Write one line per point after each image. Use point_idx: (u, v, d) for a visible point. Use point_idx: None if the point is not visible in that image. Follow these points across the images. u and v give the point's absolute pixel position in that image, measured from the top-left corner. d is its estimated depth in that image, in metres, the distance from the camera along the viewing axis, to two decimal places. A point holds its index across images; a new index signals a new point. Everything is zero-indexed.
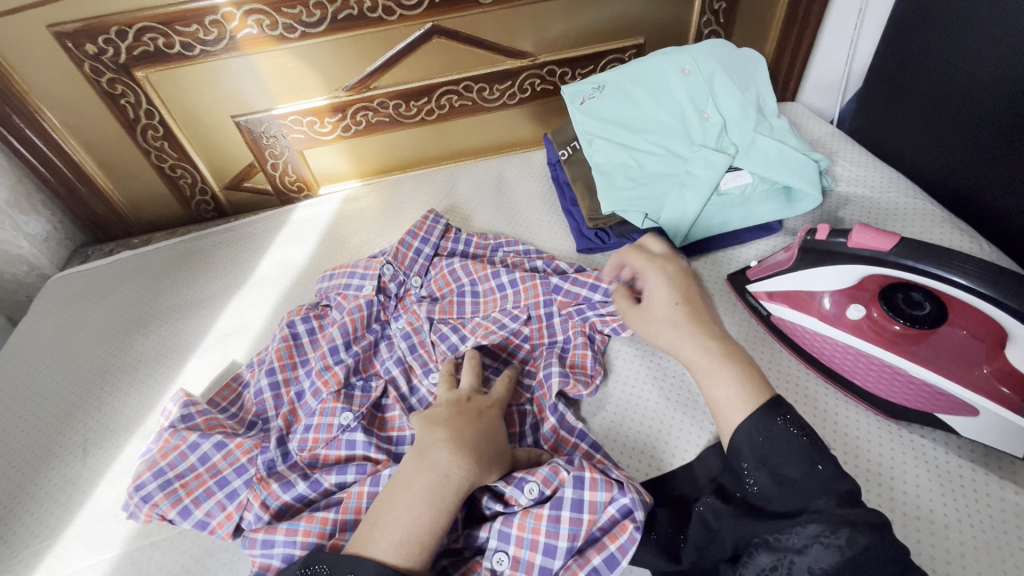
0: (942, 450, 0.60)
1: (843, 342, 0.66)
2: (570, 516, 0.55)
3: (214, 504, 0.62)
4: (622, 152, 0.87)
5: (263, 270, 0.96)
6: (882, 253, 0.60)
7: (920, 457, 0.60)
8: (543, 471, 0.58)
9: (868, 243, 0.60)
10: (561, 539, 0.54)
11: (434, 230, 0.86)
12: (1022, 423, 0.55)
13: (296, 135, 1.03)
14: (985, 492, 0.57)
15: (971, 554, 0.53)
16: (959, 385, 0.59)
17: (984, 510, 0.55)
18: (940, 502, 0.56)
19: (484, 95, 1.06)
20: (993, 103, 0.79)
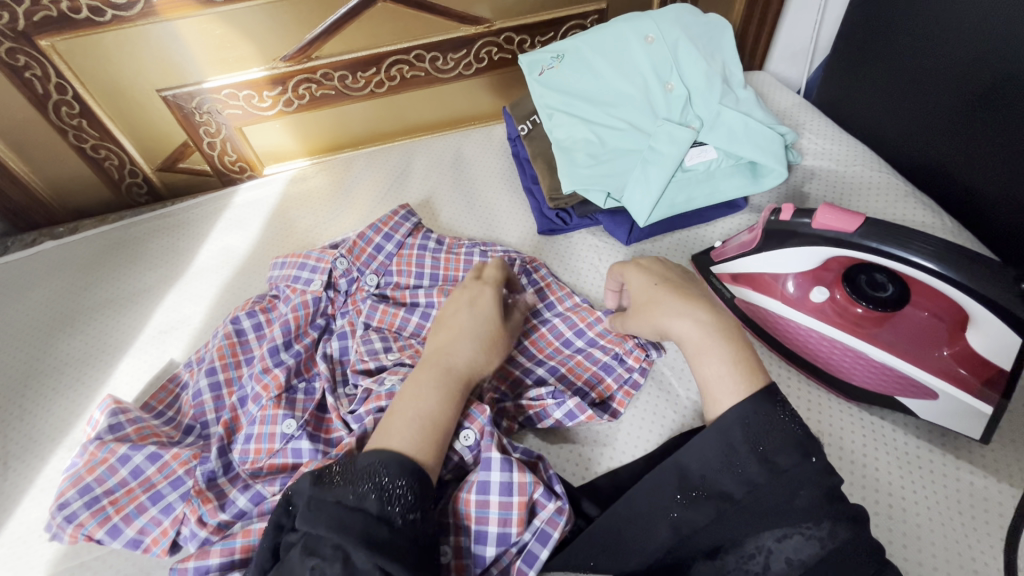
0: (900, 431, 0.60)
1: (804, 325, 0.65)
2: (499, 500, 0.54)
3: (149, 520, 0.58)
4: (582, 126, 0.82)
5: (202, 258, 0.89)
6: (846, 235, 0.57)
7: (879, 440, 0.59)
8: (479, 420, 0.59)
9: (833, 224, 0.58)
10: (491, 524, 0.54)
11: (401, 227, 0.80)
12: (977, 404, 0.54)
13: (233, 110, 0.95)
14: (942, 473, 0.56)
15: (928, 537, 0.53)
16: (920, 368, 0.58)
17: (940, 491, 0.55)
18: (898, 484, 0.56)
19: (438, 65, 0.98)
20: (959, 72, 0.77)
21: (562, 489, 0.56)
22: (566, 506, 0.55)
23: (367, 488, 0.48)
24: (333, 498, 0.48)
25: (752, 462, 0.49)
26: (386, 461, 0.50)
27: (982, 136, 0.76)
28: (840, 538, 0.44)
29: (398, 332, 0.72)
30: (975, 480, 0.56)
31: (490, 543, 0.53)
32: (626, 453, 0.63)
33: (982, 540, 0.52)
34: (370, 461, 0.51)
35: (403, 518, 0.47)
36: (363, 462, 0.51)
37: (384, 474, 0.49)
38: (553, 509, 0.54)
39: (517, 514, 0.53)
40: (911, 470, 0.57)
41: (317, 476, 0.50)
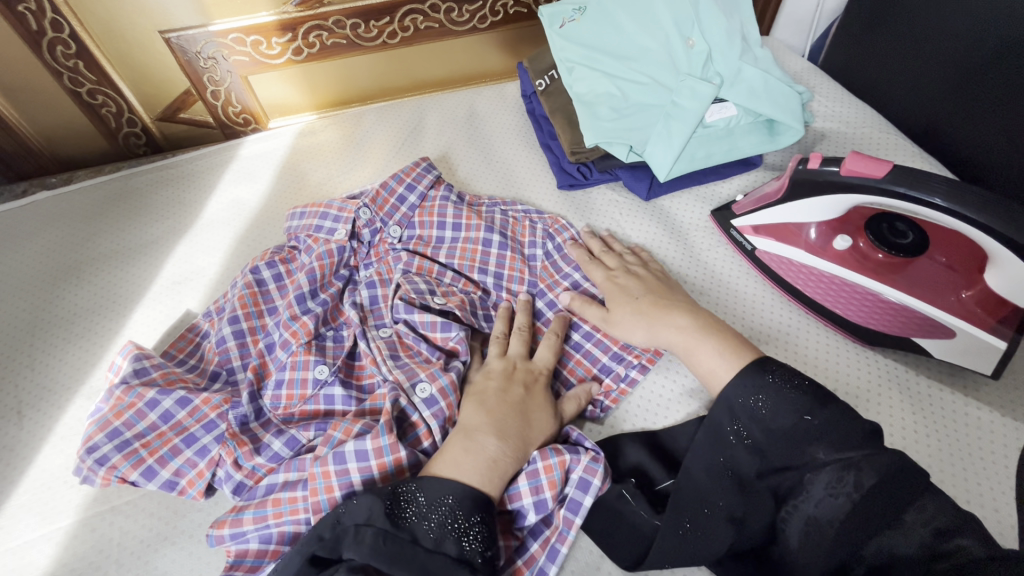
0: (913, 372, 0.63)
1: (826, 272, 0.68)
2: (526, 472, 0.53)
3: (184, 462, 0.57)
4: (604, 80, 0.82)
5: (211, 210, 0.86)
6: (875, 181, 0.59)
7: (893, 381, 0.63)
8: (545, 447, 0.54)
9: (860, 171, 0.60)
10: (524, 498, 0.53)
11: (423, 178, 0.79)
12: (994, 341, 0.58)
13: (239, 57, 0.91)
14: (952, 409, 0.60)
15: (947, 469, 0.56)
16: (940, 309, 0.61)
17: (950, 426, 0.59)
18: (913, 422, 0.59)
19: (452, 17, 0.96)
20: (969, 32, 0.79)
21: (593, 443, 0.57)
22: (601, 467, 0.54)
23: (443, 529, 0.47)
24: (408, 539, 0.46)
25: (754, 428, 0.51)
26: (459, 496, 0.48)
27: (987, 96, 0.79)
28: (866, 487, 0.44)
29: (438, 278, 0.72)
30: (983, 415, 0.59)
31: (528, 512, 0.53)
32: (662, 416, 0.63)
33: (993, 467, 0.56)
34: (442, 494, 0.48)
35: (481, 559, 0.46)
36: (434, 496, 0.48)
37: (455, 511, 0.48)
38: (588, 458, 0.54)
39: (546, 479, 0.53)
40: (925, 408, 0.60)
41: (388, 511, 0.47)
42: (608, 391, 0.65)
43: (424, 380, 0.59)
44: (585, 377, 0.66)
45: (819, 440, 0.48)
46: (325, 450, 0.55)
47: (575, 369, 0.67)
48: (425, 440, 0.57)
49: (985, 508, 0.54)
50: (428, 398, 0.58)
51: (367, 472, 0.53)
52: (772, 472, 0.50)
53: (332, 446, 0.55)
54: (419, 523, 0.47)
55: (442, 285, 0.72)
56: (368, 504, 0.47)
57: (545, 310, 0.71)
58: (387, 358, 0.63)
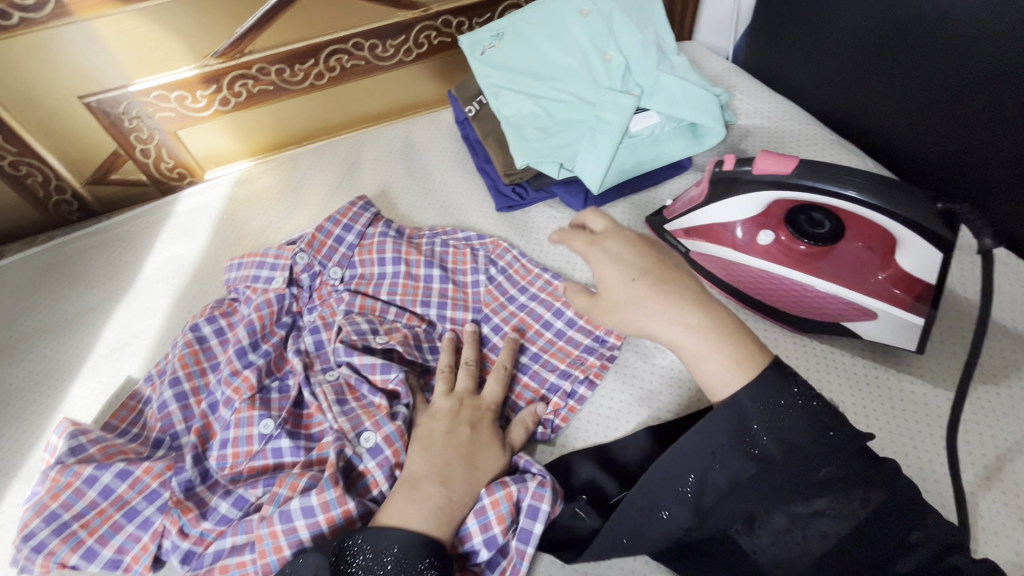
0: (850, 355, 0.65)
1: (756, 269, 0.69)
2: (474, 512, 0.53)
3: (127, 537, 0.56)
4: (529, 102, 0.84)
5: (150, 270, 0.85)
6: (784, 177, 0.62)
7: (831, 365, 0.65)
8: (491, 484, 0.55)
9: (771, 170, 0.62)
10: (477, 537, 0.53)
11: (360, 217, 0.79)
12: (914, 319, 0.60)
13: (165, 113, 0.91)
14: (889, 386, 0.62)
15: (889, 448, 0.58)
16: (861, 293, 0.63)
17: (887, 403, 0.61)
18: (852, 404, 0.61)
19: (378, 52, 0.97)
20: (867, 22, 0.82)
21: (539, 467, 0.57)
22: (548, 492, 0.54)
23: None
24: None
25: (763, 430, 0.48)
26: (405, 544, 0.48)
27: (887, 82, 0.82)
28: (875, 503, 0.44)
29: (381, 315, 0.72)
30: (917, 389, 0.61)
31: (480, 550, 0.53)
32: (613, 428, 0.64)
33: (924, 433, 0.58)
34: (387, 543, 0.48)
35: None
36: (380, 547, 0.47)
37: (402, 561, 0.47)
38: (534, 484, 0.54)
39: (494, 514, 0.53)
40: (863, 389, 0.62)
41: (333, 568, 0.47)
42: (557, 409, 0.65)
43: (369, 429, 0.59)
44: (533, 399, 0.67)
45: (845, 453, 0.46)
46: (270, 509, 0.54)
47: (523, 393, 0.67)
48: (373, 489, 0.57)
49: (927, 482, 0.55)
50: (373, 447, 0.58)
51: (315, 527, 0.52)
52: (766, 475, 0.47)
53: (278, 504, 0.55)
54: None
55: (386, 322, 0.72)
56: (314, 561, 0.47)
57: (491, 335, 0.72)
58: (332, 404, 0.62)
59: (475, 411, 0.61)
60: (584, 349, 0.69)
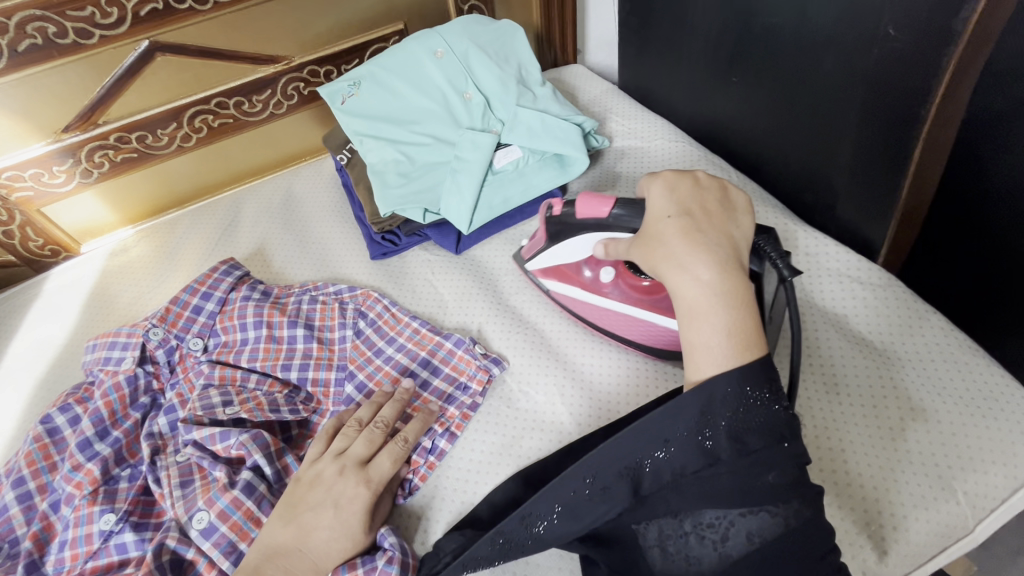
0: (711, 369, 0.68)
1: (606, 308, 0.70)
2: None
3: None
4: (389, 148, 0.83)
5: (13, 358, 0.81)
6: (604, 218, 0.63)
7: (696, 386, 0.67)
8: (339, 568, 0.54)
9: (591, 211, 0.64)
10: None
11: (221, 283, 0.78)
12: None
13: (22, 193, 0.88)
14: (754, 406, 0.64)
15: None
16: None
17: None
18: None
19: (245, 109, 0.96)
20: (706, 39, 0.82)
21: (395, 539, 0.56)
22: (394, 569, 0.53)
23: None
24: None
25: (722, 435, 0.45)
26: None
27: (734, 100, 0.83)
28: (804, 516, 0.43)
29: (241, 385, 0.70)
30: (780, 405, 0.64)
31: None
32: (472, 481, 0.62)
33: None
34: None
35: None
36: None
37: None
38: (381, 562, 0.53)
39: None
40: None
41: None
42: (417, 467, 0.63)
43: (201, 508, 0.57)
44: None
45: (792, 464, 0.44)
46: None
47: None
48: (208, 574, 0.55)
49: None
50: (206, 528, 0.56)
51: None
52: (715, 477, 0.45)
53: None
54: None
55: (244, 391, 0.70)
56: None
57: (355, 394, 0.70)
58: (173, 488, 0.60)
59: (331, 483, 0.57)
60: (446, 400, 0.68)
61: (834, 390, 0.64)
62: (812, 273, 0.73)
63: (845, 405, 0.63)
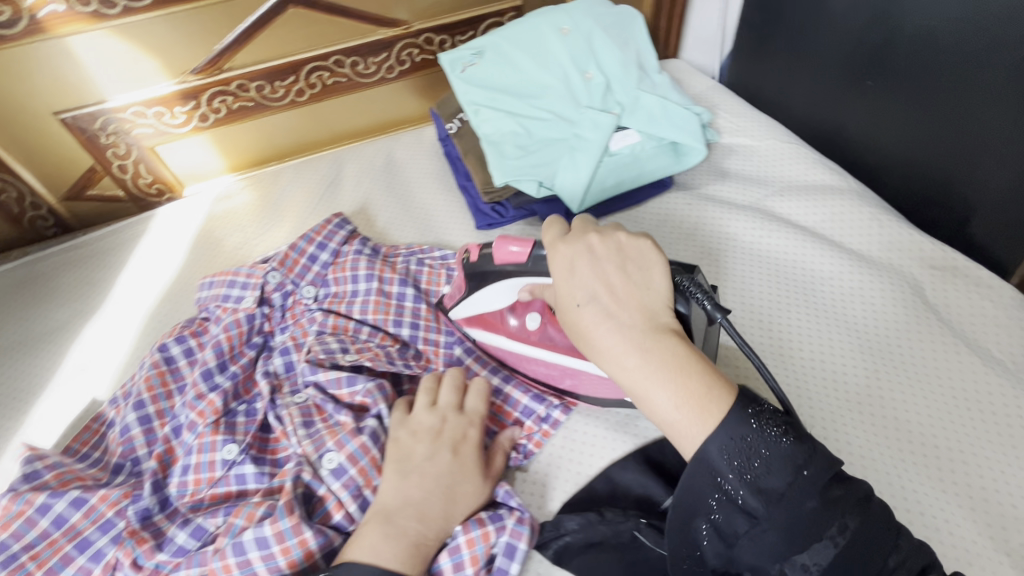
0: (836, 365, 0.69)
1: (542, 359, 0.66)
2: (450, 550, 0.51)
3: (77, 569, 0.54)
4: (508, 120, 0.83)
5: (123, 287, 0.83)
6: (524, 265, 0.62)
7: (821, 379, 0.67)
8: (468, 522, 0.53)
9: (508, 259, 0.63)
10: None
11: (335, 236, 0.78)
12: None
13: (141, 129, 0.90)
14: (878, 408, 0.65)
15: (880, 479, 0.59)
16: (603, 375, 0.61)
17: (876, 423, 0.63)
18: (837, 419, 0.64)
19: (359, 70, 0.97)
20: (844, 43, 0.82)
21: (519, 501, 0.56)
22: (526, 529, 0.53)
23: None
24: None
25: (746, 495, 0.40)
26: None
27: (863, 107, 0.83)
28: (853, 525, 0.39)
29: (354, 336, 0.71)
30: (906, 409, 0.64)
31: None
32: (587, 456, 0.62)
33: (886, 451, 0.61)
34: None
35: None
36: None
37: None
38: (513, 522, 0.53)
39: (468, 554, 0.51)
40: (855, 406, 0.65)
41: None
42: (530, 433, 0.64)
43: (331, 449, 0.58)
44: (507, 424, 0.64)
45: (816, 489, 0.39)
46: (224, 541, 0.52)
47: (496, 417, 0.65)
48: (335, 514, 0.55)
49: (913, 519, 0.56)
50: (336, 468, 0.57)
51: (270, 559, 0.50)
52: (765, 533, 0.40)
53: (233, 535, 0.52)
54: None
55: (357, 342, 0.70)
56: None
57: (465, 356, 0.71)
58: (297, 427, 0.60)
59: (458, 434, 0.57)
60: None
61: (962, 401, 0.64)
62: (938, 287, 0.73)
63: (974, 417, 0.63)
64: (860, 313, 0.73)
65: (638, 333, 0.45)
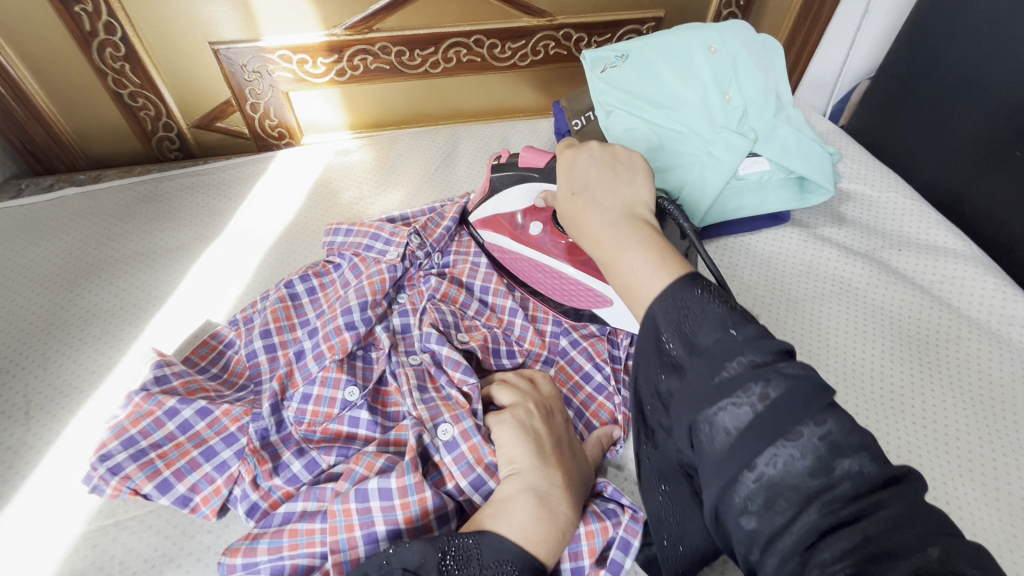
0: (950, 425, 0.67)
1: (536, 260, 0.70)
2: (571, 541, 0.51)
3: (202, 476, 0.55)
4: (643, 126, 0.84)
5: (242, 218, 0.86)
6: (539, 169, 0.68)
7: (932, 433, 0.66)
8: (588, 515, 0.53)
9: (530, 161, 0.68)
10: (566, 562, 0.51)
11: (463, 210, 0.79)
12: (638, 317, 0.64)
13: (283, 73, 0.92)
14: (1000, 481, 0.62)
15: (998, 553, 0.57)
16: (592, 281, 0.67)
17: (997, 497, 0.61)
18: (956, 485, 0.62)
19: (495, 53, 0.99)
20: (997, 112, 0.82)
21: (630, 499, 0.55)
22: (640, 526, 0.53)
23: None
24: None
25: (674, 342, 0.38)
26: (518, 564, 0.45)
27: (1004, 177, 0.82)
28: (775, 398, 0.33)
29: (462, 309, 0.71)
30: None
31: (563, 574, 0.52)
32: None
33: (992, 519, 0.60)
34: (497, 556, 0.45)
35: None
36: (491, 556, 0.45)
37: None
38: (628, 517, 0.53)
39: (587, 545, 0.51)
40: (976, 475, 0.63)
41: (440, 566, 0.44)
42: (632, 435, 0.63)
43: (447, 421, 0.57)
44: (608, 421, 0.65)
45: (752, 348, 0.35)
46: (346, 485, 0.53)
47: (597, 413, 0.65)
48: (448, 482, 0.55)
49: None
50: (450, 441, 0.56)
51: (390, 512, 0.51)
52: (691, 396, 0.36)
53: (353, 481, 0.53)
54: None
55: (466, 317, 0.71)
56: (419, 550, 0.44)
57: (570, 348, 0.69)
58: (412, 389, 0.61)
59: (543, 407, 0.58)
60: None
61: None
62: None
63: None
64: (975, 378, 0.71)
65: (613, 214, 0.46)
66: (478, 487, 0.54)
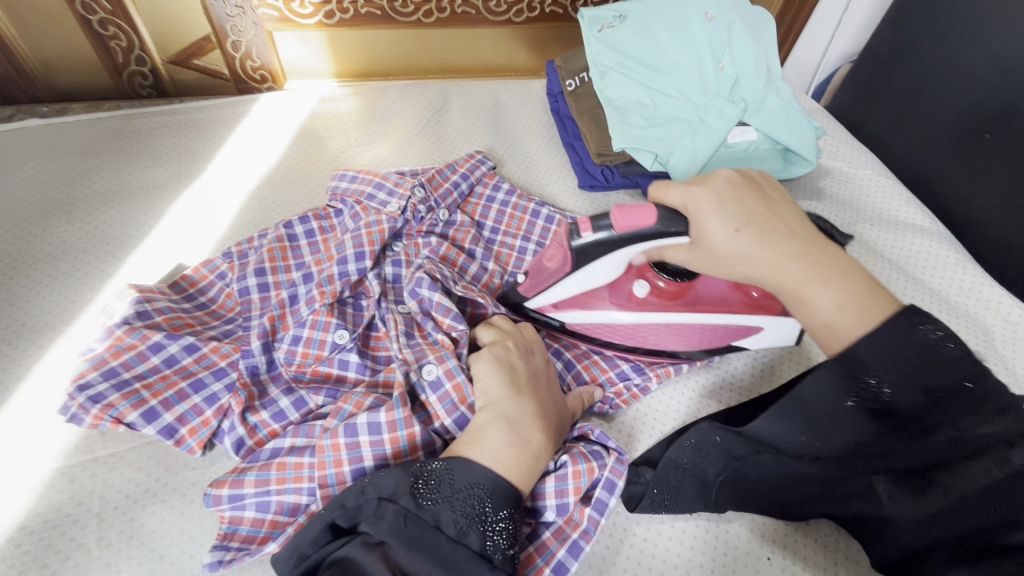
0: None
1: (644, 325, 0.65)
2: (556, 474, 0.53)
3: (190, 408, 0.54)
4: (637, 89, 0.85)
5: (222, 161, 0.82)
6: (647, 232, 0.55)
7: None
8: (572, 454, 0.54)
9: (631, 223, 0.55)
10: (548, 498, 0.53)
11: (477, 170, 0.80)
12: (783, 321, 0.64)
13: (268, 10, 0.88)
14: None
15: None
16: (730, 314, 0.64)
17: None
18: None
19: (490, 6, 0.96)
20: (972, 94, 0.85)
21: (616, 443, 0.57)
22: (624, 468, 0.54)
23: (469, 520, 0.45)
24: (431, 524, 0.44)
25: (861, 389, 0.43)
26: (494, 488, 0.46)
27: (973, 159, 0.86)
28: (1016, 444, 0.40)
29: (454, 263, 0.71)
30: None
31: (546, 511, 0.53)
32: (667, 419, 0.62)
33: None
34: (470, 480, 0.46)
35: (504, 557, 0.44)
36: (463, 481, 0.46)
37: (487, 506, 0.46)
38: (614, 459, 0.54)
39: (572, 484, 0.52)
40: None
41: (413, 490, 0.46)
42: (619, 391, 0.64)
43: (432, 361, 0.57)
44: (597, 378, 0.66)
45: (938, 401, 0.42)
46: (335, 422, 0.53)
47: (589, 368, 0.66)
48: (435, 422, 0.56)
49: None
50: (434, 381, 0.56)
51: (378, 447, 0.51)
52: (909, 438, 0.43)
53: (342, 419, 0.53)
54: (444, 509, 0.45)
55: (464, 280, 0.70)
56: (394, 479, 0.46)
57: None
58: (401, 334, 0.61)
59: (527, 350, 0.59)
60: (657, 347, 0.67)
61: None
62: (1009, 340, 0.76)
63: None
64: None
65: None
66: (462, 426, 0.55)
